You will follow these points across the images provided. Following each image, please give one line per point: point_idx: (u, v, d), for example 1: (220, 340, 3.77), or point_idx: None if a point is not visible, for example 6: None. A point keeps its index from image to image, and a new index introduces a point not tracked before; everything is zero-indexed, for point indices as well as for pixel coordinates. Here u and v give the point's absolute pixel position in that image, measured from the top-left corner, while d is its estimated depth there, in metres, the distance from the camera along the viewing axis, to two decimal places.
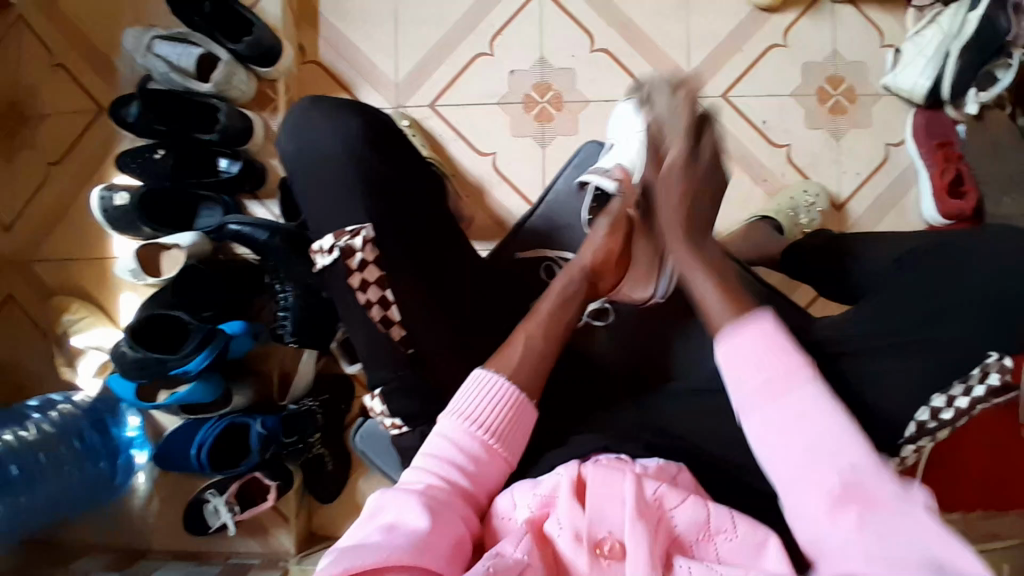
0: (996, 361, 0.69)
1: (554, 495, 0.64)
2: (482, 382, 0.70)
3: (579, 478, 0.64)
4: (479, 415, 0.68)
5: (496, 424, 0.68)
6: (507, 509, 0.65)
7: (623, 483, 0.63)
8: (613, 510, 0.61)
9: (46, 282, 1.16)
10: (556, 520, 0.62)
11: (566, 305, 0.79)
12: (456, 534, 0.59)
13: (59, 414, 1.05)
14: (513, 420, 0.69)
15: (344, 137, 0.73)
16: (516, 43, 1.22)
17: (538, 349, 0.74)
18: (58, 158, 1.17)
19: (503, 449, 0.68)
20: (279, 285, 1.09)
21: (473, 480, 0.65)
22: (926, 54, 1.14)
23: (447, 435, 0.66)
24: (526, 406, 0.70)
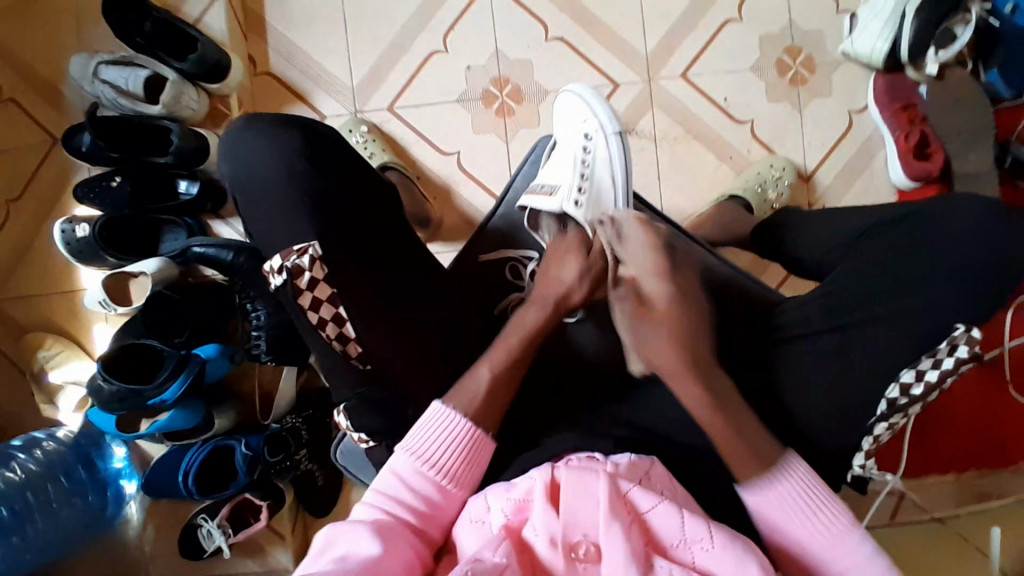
0: (963, 333, 0.71)
1: (529, 498, 0.65)
2: (436, 419, 0.72)
3: (553, 481, 0.65)
4: (432, 455, 0.70)
5: (450, 463, 0.71)
6: (480, 514, 0.67)
7: (597, 483, 0.64)
8: (586, 512, 0.62)
9: (16, 319, 1.15)
10: (532, 526, 0.63)
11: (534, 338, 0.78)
12: (408, 560, 0.62)
13: (44, 452, 1.04)
14: (467, 458, 0.71)
15: (281, 159, 0.79)
16: (470, 39, 1.21)
17: (505, 376, 0.74)
18: (14, 195, 1.15)
19: (457, 487, 0.71)
20: (250, 304, 1.08)
21: (427, 515, 0.68)
22: (882, 17, 1.13)
23: (399, 475, 0.69)
24: (483, 440, 0.73)
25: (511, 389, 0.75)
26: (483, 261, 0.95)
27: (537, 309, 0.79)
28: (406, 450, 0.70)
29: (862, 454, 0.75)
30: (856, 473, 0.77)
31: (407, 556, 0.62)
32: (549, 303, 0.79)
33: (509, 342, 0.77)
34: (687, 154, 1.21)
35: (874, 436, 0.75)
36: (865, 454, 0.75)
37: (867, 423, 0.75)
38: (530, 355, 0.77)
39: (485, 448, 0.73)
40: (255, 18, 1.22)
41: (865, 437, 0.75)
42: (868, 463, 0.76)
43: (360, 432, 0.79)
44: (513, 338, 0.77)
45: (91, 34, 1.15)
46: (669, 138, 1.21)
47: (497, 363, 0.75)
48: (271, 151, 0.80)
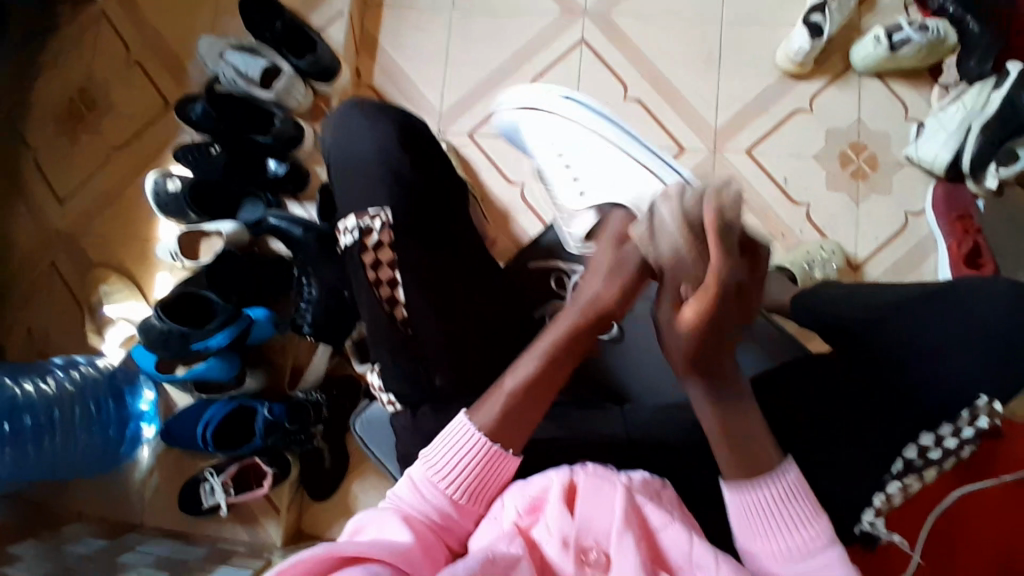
0: (985, 405, 0.75)
1: (544, 496, 0.66)
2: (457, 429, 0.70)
3: (571, 484, 0.66)
4: (450, 470, 0.68)
5: (465, 479, 0.68)
6: (494, 512, 0.67)
7: (614, 494, 0.64)
8: (601, 519, 0.63)
9: (90, 254, 1.24)
10: (542, 526, 0.64)
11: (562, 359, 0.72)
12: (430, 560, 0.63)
13: (81, 374, 1.10)
14: (485, 476, 0.68)
15: (374, 132, 0.90)
16: (555, 86, 1.32)
17: (554, 373, 0.72)
18: (122, 144, 1.28)
19: (474, 504, 0.68)
20: (306, 278, 1.15)
21: (445, 527, 0.67)
22: (948, 129, 1.17)
23: (414, 483, 0.68)
24: (506, 458, 0.69)
25: (535, 410, 0.70)
26: (531, 268, 1.04)
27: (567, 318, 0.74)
28: (424, 461, 0.69)
29: (871, 511, 0.74)
30: (864, 530, 0.75)
31: (431, 551, 0.63)
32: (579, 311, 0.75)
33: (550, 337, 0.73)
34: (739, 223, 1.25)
35: (886, 493, 0.75)
36: (875, 510, 0.74)
37: (882, 478, 0.76)
38: (567, 360, 0.73)
39: (508, 463, 0.69)
40: (370, 37, 1.36)
41: (877, 492, 0.75)
42: (877, 522, 0.74)
43: (388, 394, 0.83)
44: (556, 334, 0.73)
45: (227, 23, 1.30)
46: None
47: (520, 377, 0.71)
48: (368, 126, 0.91)
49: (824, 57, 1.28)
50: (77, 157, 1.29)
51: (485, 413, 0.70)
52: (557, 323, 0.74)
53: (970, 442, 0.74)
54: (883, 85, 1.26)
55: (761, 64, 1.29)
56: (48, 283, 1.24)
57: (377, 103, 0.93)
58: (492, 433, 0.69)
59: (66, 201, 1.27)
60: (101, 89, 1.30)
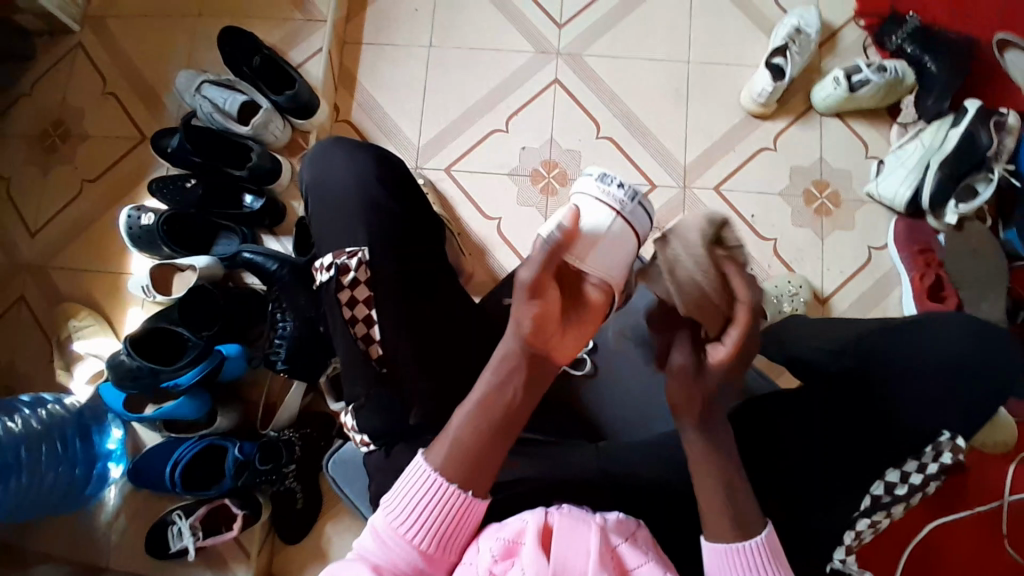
0: (948, 440, 0.79)
1: (519, 540, 0.65)
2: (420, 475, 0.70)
3: (546, 526, 0.65)
4: (411, 518, 0.68)
5: (429, 526, 0.67)
6: (471, 556, 0.67)
7: (589, 536, 0.64)
8: (577, 563, 0.63)
9: (58, 287, 1.23)
10: (518, 572, 0.63)
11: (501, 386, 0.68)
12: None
13: (48, 413, 1.06)
14: (449, 524, 0.68)
15: (355, 172, 0.91)
16: (530, 123, 1.34)
17: (497, 406, 0.68)
18: (94, 177, 1.27)
19: (443, 551, 0.68)
20: (280, 314, 1.14)
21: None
22: (907, 165, 1.22)
23: (378, 532, 0.68)
24: (475, 503, 0.68)
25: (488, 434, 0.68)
26: (505, 303, 1.03)
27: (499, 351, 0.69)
28: (385, 509, 0.69)
29: (842, 549, 0.75)
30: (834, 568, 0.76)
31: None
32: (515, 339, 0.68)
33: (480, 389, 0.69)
34: None
35: (855, 529, 0.76)
36: (846, 548, 0.75)
37: (851, 515, 0.76)
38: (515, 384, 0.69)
39: (473, 509, 0.68)
40: (348, 74, 1.38)
41: (847, 532, 0.76)
42: (847, 559, 0.75)
43: (362, 433, 0.82)
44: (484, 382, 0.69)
45: (204, 59, 1.31)
46: None
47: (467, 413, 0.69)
48: (349, 164, 0.92)
49: (788, 97, 1.33)
50: (47, 190, 1.27)
51: (439, 453, 0.69)
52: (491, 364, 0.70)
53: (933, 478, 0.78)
54: (845, 125, 1.32)
55: (728, 103, 1.34)
56: (14, 319, 1.21)
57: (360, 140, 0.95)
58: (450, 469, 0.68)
59: (36, 233, 1.26)
60: (74, 122, 1.30)
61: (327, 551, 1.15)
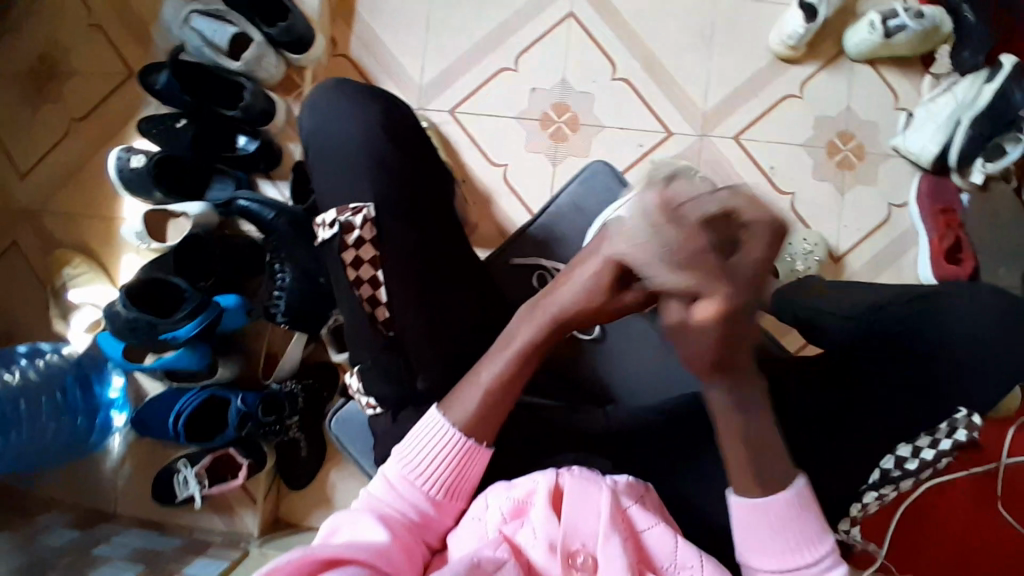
0: (965, 417, 0.76)
1: (529, 500, 0.67)
2: (431, 428, 0.70)
3: (556, 487, 0.67)
4: (424, 464, 0.69)
5: (442, 474, 0.69)
6: (478, 511, 0.68)
7: (600, 497, 0.65)
8: (587, 523, 0.64)
9: (49, 233, 1.18)
10: (528, 530, 0.65)
11: (520, 366, 0.71)
12: (411, 555, 0.65)
13: (46, 363, 1.04)
14: (460, 471, 0.69)
15: (359, 126, 0.85)
16: (541, 62, 1.26)
17: (506, 387, 0.70)
18: (79, 116, 1.20)
19: (452, 501, 0.69)
20: (279, 265, 1.10)
21: (425, 525, 0.68)
22: (937, 121, 1.15)
23: (390, 483, 0.69)
24: (481, 451, 0.70)
25: (502, 409, 0.70)
26: (514, 263, 1.02)
27: (521, 335, 0.71)
28: (401, 460, 0.69)
29: (848, 520, 0.75)
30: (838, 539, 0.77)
31: (413, 550, 0.65)
32: (546, 318, 0.70)
33: (492, 370, 0.70)
34: None
35: (864, 503, 0.74)
36: (850, 520, 0.75)
37: (860, 488, 0.74)
38: (527, 367, 0.71)
39: (481, 457, 0.70)
40: (345, 2, 1.28)
41: (854, 503, 0.74)
42: (852, 529, 0.76)
43: (368, 397, 0.81)
44: (498, 367, 0.70)
45: None
46: None
47: (489, 378, 0.70)
48: (355, 115, 0.85)
49: (818, 41, 1.24)
50: (31, 128, 1.21)
51: (460, 410, 0.70)
52: (504, 350, 0.71)
53: (947, 454, 0.75)
54: (875, 72, 1.24)
55: (753, 46, 1.25)
56: (6, 265, 1.18)
57: (367, 85, 0.89)
58: (466, 430, 0.70)
59: (24, 175, 1.20)
60: (54, 53, 1.21)
61: (332, 498, 1.17)
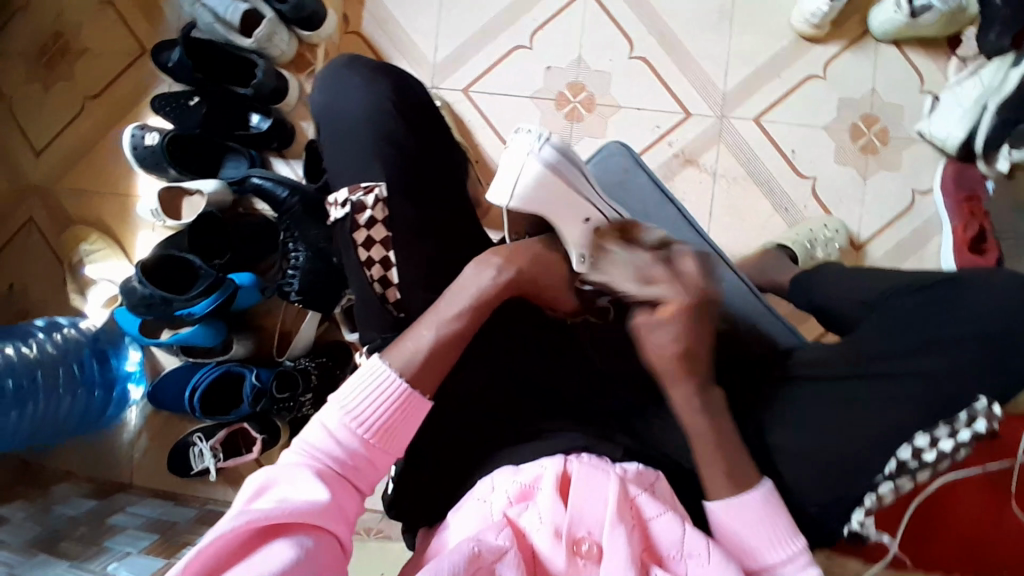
0: (984, 407, 0.69)
1: (536, 485, 0.68)
2: (374, 375, 0.66)
3: (564, 474, 0.68)
4: (366, 411, 0.64)
5: (384, 424, 0.65)
6: (485, 494, 0.69)
7: (607, 483, 0.66)
8: (593, 511, 0.65)
9: (66, 209, 1.20)
10: (535, 515, 0.65)
11: (456, 337, 0.69)
12: (347, 511, 0.60)
13: (63, 337, 1.06)
14: (403, 421, 0.65)
15: (369, 106, 0.83)
16: (556, 40, 1.24)
17: (448, 349, 0.69)
18: (95, 93, 1.21)
19: (391, 448, 0.65)
20: (292, 244, 1.11)
21: (359, 472, 0.64)
22: (963, 105, 1.12)
23: (327, 431, 0.63)
24: (420, 402, 0.66)
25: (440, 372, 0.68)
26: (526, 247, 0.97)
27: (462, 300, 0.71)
28: (337, 408, 0.64)
29: (861, 511, 0.71)
30: (852, 530, 0.72)
31: (351, 502, 0.61)
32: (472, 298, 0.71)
33: (429, 336, 0.68)
34: (742, 196, 1.21)
35: (878, 494, 0.70)
36: (865, 510, 0.71)
37: None
38: (465, 334, 0.70)
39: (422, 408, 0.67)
40: None
41: (868, 493, 0.71)
42: (867, 521, 0.71)
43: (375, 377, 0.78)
44: (435, 334, 0.69)
45: None
46: (728, 177, 1.21)
47: (439, 336, 0.69)
48: (363, 95, 0.84)
49: (842, 20, 1.20)
50: (49, 105, 1.22)
51: (397, 363, 0.67)
52: (436, 316, 0.70)
53: (965, 446, 0.68)
54: (901, 53, 1.20)
55: (775, 25, 1.21)
56: (25, 241, 1.19)
57: (377, 66, 0.87)
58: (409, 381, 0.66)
59: (41, 152, 1.21)
60: (69, 31, 1.21)
61: None
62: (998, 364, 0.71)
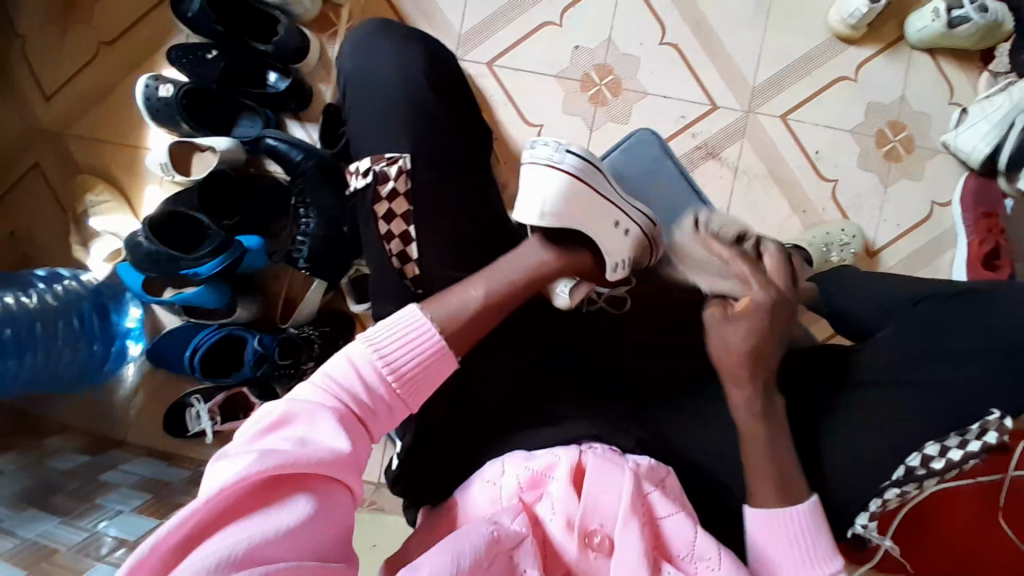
0: (997, 420, 0.67)
1: (548, 473, 0.67)
2: (411, 322, 0.62)
3: (579, 465, 0.67)
4: (397, 354, 0.61)
5: (412, 372, 0.61)
6: (495, 477, 0.69)
7: (621, 477, 0.65)
8: (608, 502, 0.64)
9: (73, 157, 1.16)
10: (547, 503, 0.65)
11: (492, 307, 0.67)
12: (362, 460, 0.58)
13: (64, 289, 1.04)
14: (432, 374, 0.62)
15: (401, 77, 0.81)
16: (587, 20, 1.20)
17: (482, 315, 0.66)
18: (109, 39, 1.17)
19: (414, 398, 0.62)
20: (303, 210, 1.09)
21: (379, 416, 0.60)
22: (991, 121, 1.10)
23: (354, 366, 0.59)
24: (449, 360, 0.63)
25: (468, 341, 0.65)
26: None
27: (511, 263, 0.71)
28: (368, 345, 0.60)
29: (865, 514, 0.70)
30: (856, 532, 0.72)
31: (366, 450, 0.59)
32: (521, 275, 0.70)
33: (475, 296, 0.67)
34: (762, 194, 1.19)
35: (882, 499, 0.69)
36: (869, 514, 0.70)
37: (879, 485, 0.70)
38: (505, 304, 0.69)
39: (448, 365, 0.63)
40: None
41: (873, 499, 0.70)
42: (869, 525, 0.70)
43: None
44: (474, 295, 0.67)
45: None
46: (749, 173, 1.19)
47: (487, 291, 0.68)
48: (395, 66, 0.81)
49: (879, 23, 1.18)
50: (60, 48, 1.18)
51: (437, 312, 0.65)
52: (487, 277, 0.69)
53: (977, 458, 0.67)
54: (934, 61, 1.18)
55: (810, 22, 1.19)
56: (30, 187, 1.16)
57: (409, 36, 0.84)
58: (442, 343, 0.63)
59: (49, 96, 1.17)
60: None
61: None
62: None
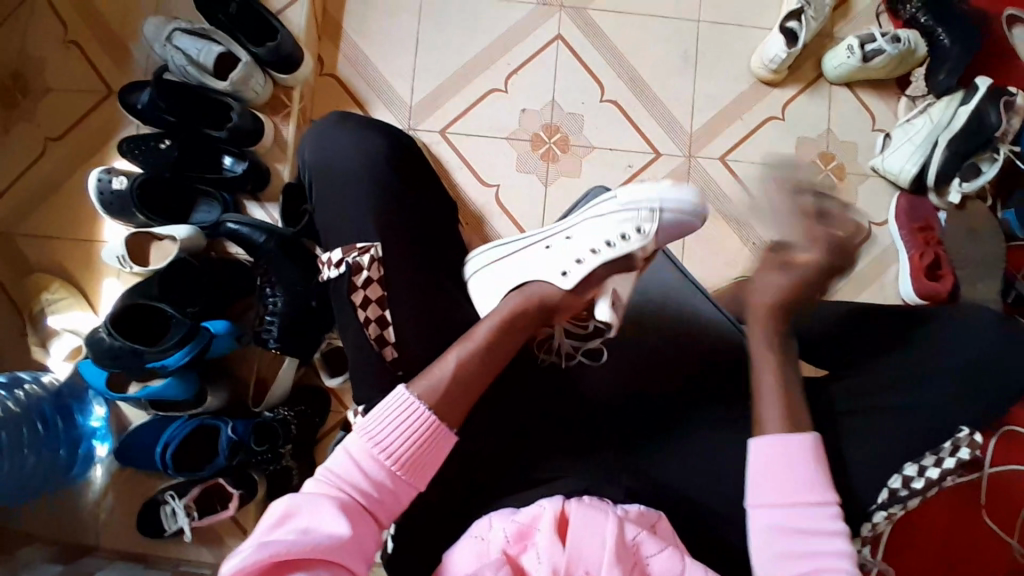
0: (967, 436, 0.73)
1: (533, 524, 0.66)
2: (400, 405, 0.66)
3: (562, 513, 0.66)
4: (390, 438, 0.64)
5: (406, 456, 0.64)
6: (482, 532, 0.68)
7: (606, 523, 0.64)
8: (592, 549, 0.63)
9: (27, 258, 1.15)
10: (531, 555, 0.64)
11: (482, 363, 0.72)
12: (366, 547, 0.61)
13: (25, 393, 0.99)
14: (425, 455, 0.65)
15: (357, 152, 0.84)
16: (529, 83, 1.27)
17: (469, 371, 0.70)
18: (58, 135, 1.17)
19: (413, 479, 0.65)
20: (270, 289, 1.08)
21: (381, 501, 0.63)
22: (914, 141, 1.19)
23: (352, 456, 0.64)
24: (443, 433, 0.67)
25: (473, 395, 0.70)
26: None
27: (479, 331, 0.74)
28: (361, 435, 0.64)
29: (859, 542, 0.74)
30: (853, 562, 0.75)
31: (370, 536, 0.62)
32: (494, 324, 0.75)
33: (457, 356, 0.71)
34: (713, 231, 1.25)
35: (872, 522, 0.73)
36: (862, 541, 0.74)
37: (868, 508, 0.73)
38: (489, 364, 0.72)
39: (442, 443, 0.67)
40: (332, 22, 1.28)
41: (863, 524, 0.74)
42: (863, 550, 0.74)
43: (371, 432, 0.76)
44: (462, 354, 0.71)
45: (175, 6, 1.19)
46: None
47: (467, 353, 0.71)
48: (352, 143, 0.85)
49: (798, 65, 1.28)
50: (6, 150, 1.17)
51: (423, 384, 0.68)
52: (463, 343, 0.72)
53: (952, 472, 0.72)
54: (853, 94, 1.28)
55: (736, 68, 1.28)
56: None
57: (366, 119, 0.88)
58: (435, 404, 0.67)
59: None
60: (29, 73, 1.18)
61: None
62: (979, 387, 0.74)
